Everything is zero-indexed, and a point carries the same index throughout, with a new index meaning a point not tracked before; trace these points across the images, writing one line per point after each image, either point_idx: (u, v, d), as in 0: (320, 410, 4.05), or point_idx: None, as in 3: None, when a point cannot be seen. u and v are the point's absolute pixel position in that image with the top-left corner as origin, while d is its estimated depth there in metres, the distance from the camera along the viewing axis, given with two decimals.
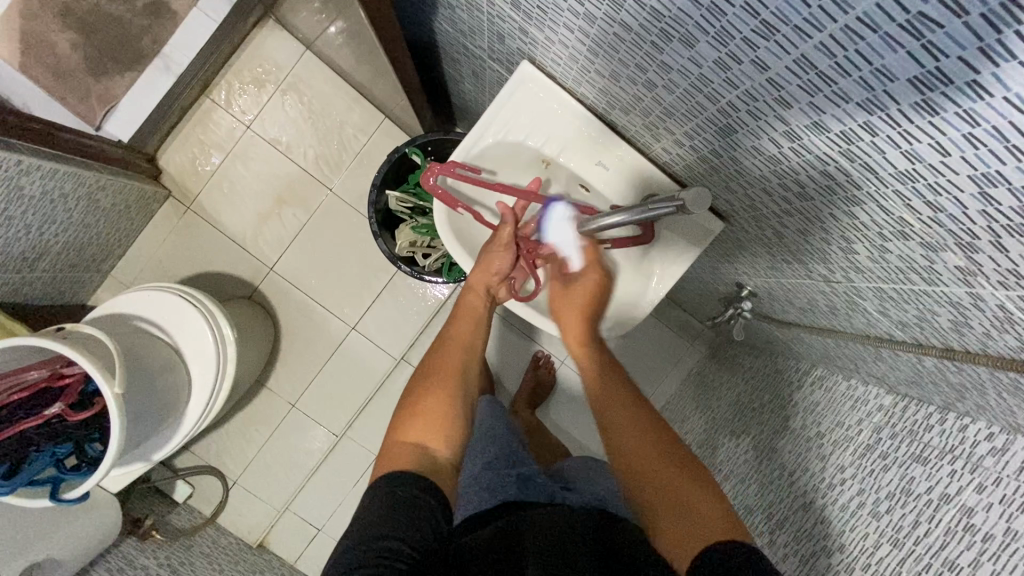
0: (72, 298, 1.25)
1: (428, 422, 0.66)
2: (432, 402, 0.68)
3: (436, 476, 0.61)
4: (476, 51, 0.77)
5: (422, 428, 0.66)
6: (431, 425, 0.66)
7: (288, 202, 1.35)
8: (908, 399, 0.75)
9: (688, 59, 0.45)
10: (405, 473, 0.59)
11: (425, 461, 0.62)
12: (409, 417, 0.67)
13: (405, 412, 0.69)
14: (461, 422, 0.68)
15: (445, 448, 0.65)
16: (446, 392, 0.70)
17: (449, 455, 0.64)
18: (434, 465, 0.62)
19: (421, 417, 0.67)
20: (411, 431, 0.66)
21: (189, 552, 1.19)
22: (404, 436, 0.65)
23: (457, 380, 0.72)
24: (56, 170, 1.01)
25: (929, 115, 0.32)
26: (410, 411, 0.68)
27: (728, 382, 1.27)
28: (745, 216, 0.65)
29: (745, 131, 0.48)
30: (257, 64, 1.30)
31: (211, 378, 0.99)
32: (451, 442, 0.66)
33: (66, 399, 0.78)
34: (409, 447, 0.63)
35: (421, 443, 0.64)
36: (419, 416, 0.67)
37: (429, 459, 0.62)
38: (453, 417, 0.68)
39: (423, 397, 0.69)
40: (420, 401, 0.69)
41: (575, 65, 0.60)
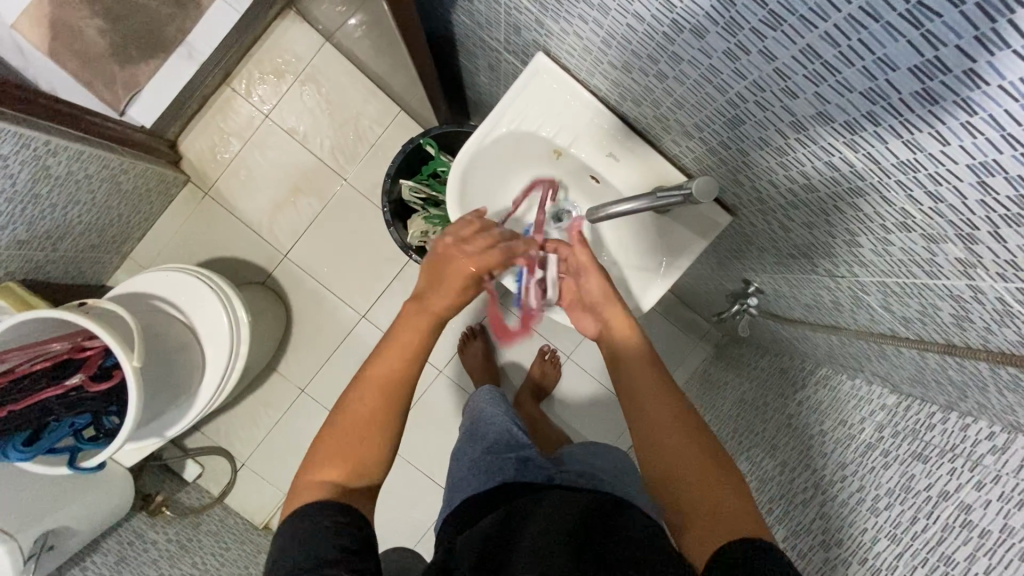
0: (91, 277, 1.29)
1: (346, 459, 0.60)
2: (352, 442, 0.60)
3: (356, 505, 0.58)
4: (492, 42, 0.79)
5: (341, 464, 0.59)
6: (349, 462, 0.60)
7: (303, 191, 1.37)
8: (911, 399, 0.76)
9: (698, 50, 0.46)
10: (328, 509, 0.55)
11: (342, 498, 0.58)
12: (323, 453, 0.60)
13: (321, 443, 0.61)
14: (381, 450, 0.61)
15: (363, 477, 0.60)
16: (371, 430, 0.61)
17: (368, 482, 0.60)
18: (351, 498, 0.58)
19: (338, 454, 0.60)
20: (329, 467, 0.59)
21: (197, 529, 1.23)
22: (320, 469, 0.59)
23: (385, 418, 0.62)
24: (83, 152, 1.04)
25: (929, 104, 0.33)
26: (327, 448, 0.60)
27: (734, 381, 1.28)
28: (752, 210, 0.66)
29: (753, 122, 0.49)
30: (277, 54, 1.33)
31: (224, 358, 1.02)
32: (372, 474, 0.61)
33: (87, 370, 0.81)
34: (324, 485, 0.58)
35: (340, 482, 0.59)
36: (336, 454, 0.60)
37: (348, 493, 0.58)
38: (375, 448, 0.61)
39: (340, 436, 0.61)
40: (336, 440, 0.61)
41: (588, 57, 0.61)
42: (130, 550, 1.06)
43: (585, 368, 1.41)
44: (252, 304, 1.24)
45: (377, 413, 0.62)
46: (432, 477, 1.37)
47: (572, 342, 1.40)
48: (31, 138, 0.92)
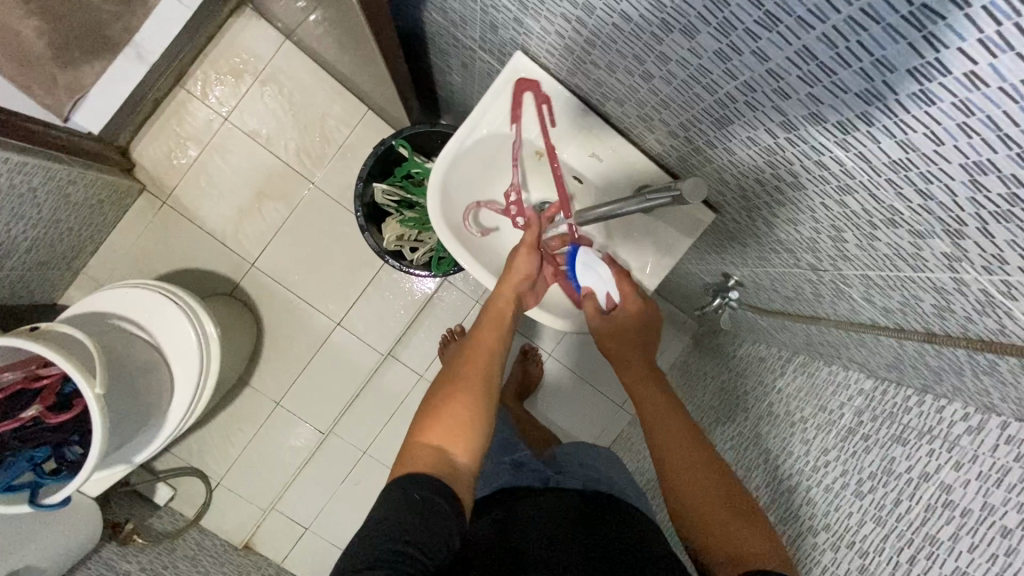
0: (41, 297, 1.20)
1: (451, 425, 0.60)
2: (456, 406, 0.62)
3: (454, 479, 0.56)
4: (466, 41, 0.77)
5: (446, 430, 0.60)
6: (450, 428, 0.60)
7: (268, 196, 1.32)
8: (887, 383, 0.78)
9: (688, 50, 0.45)
10: (418, 477, 0.54)
11: (444, 469, 0.57)
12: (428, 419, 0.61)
13: (423, 415, 0.62)
14: (485, 424, 0.62)
15: (464, 451, 0.59)
16: (472, 396, 0.63)
17: (468, 460, 0.59)
18: (451, 474, 0.57)
19: (440, 420, 0.61)
20: (432, 432, 0.60)
21: (173, 555, 1.18)
22: (424, 433, 0.60)
23: (484, 387, 0.65)
24: (24, 163, 0.97)
25: (925, 104, 0.33)
26: (432, 412, 0.62)
27: (713, 371, 1.30)
28: (736, 206, 0.66)
29: (741, 121, 0.49)
30: (233, 54, 1.27)
31: (193, 379, 0.96)
32: (475, 448, 0.60)
33: (44, 400, 0.75)
34: (427, 450, 0.58)
35: (440, 447, 0.58)
36: (443, 418, 0.61)
37: (451, 467, 0.57)
38: (475, 418, 0.61)
39: (444, 402, 0.63)
40: (441, 405, 0.62)
41: (569, 56, 0.60)
42: None
43: (567, 366, 1.41)
44: (220, 317, 1.18)
45: (478, 377, 0.66)
46: None
47: (553, 340, 1.40)
48: None
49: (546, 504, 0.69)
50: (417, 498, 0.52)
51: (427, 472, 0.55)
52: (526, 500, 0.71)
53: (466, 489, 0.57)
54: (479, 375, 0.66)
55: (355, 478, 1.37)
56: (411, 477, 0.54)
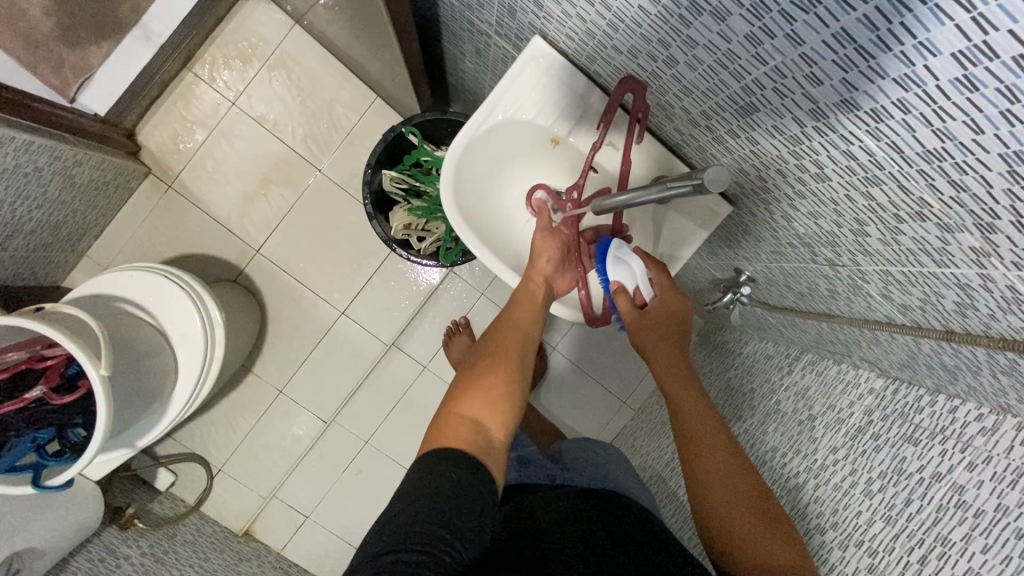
0: (45, 278, 1.20)
1: (488, 399, 0.60)
2: (490, 382, 0.62)
3: (490, 454, 0.56)
4: (482, 26, 0.75)
5: (484, 404, 0.59)
6: (485, 403, 0.59)
7: (274, 182, 1.31)
8: (898, 382, 0.77)
9: (717, 34, 0.44)
10: (451, 451, 0.53)
11: (481, 442, 0.56)
12: (464, 391, 0.61)
13: (459, 386, 0.62)
14: (518, 404, 0.62)
15: (501, 428, 0.59)
16: (507, 371, 0.63)
17: (503, 437, 0.59)
18: (484, 450, 0.56)
19: (475, 394, 0.60)
20: (469, 404, 0.59)
21: (173, 540, 1.18)
22: (458, 405, 0.59)
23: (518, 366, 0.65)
24: (31, 142, 0.96)
25: (968, 91, 0.32)
26: (469, 385, 0.61)
27: (719, 369, 1.29)
28: (755, 198, 0.65)
29: (768, 109, 0.48)
30: (242, 38, 1.25)
31: (198, 363, 0.96)
32: (509, 424, 0.60)
33: (48, 381, 0.74)
34: (462, 423, 0.57)
35: (477, 420, 0.58)
36: (479, 389, 0.60)
37: (486, 442, 0.56)
38: (511, 396, 0.61)
39: (480, 374, 0.62)
40: (478, 377, 0.62)
41: (590, 41, 0.59)
42: (102, 567, 1.00)
43: (571, 360, 1.40)
44: (225, 303, 1.17)
45: (514, 353, 0.66)
46: None
47: (558, 334, 1.39)
48: None
49: (551, 504, 0.68)
50: (451, 477, 0.51)
51: (463, 449, 0.54)
52: (532, 498, 0.70)
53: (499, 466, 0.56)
54: (512, 352, 0.66)
55: (356, 468, 1.36)
56: (445, 454, 0.53)
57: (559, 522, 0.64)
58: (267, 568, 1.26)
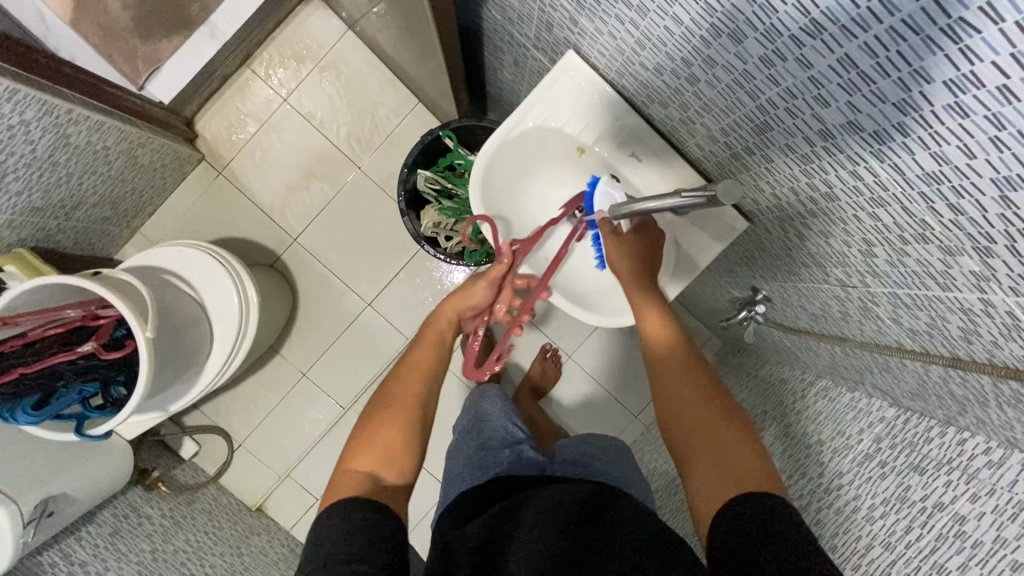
0: (100, 250, 1.29)
1: (380, 450, 0.68)
2: (385, 425, 0.70)
3: (388, 498, 0.64)
4: (520, 39, 0.80)
5: (376, 457, 0.67)
6: (381, 452, 0.68)
7: (316, 175, 1.38)
8: (909, 412, 0.76)
9: (734, 55, 0.47)
10: (357, 500, 0.61)
11: (374, 488, 0.64)
12: (360, 444, 0.69)
13: (356, 440, 0.70)
14: (414, 448, 0.70)
15: (395, 473, 0.67)
16: (402, 417, 0.71)
17: (400, 480, 0.67)
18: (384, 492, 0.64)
19: (373, 446, 0.68)
20: (365, 459, 0.67)
21: (191, 507, 1.26)
22: (356, 461, 0.67)
23: (413, 403, 0.73)
24: (103, 123, 1.05)
25: (960, 117, 0.34)
26: (363, 438, 0.69)
27: (733, 390, 1.29)
28: (770, 216, 0.67)
29: (780, 129, 0.50)
30: (298, 40, 1.34)
31: (231, 337, 1.02)
32: (404, 468, 0.68)
33: (99, 338, 0.80)
34: (360, 477, 0.65)
35: (372, 472, 0.66)
36: (374, 444, 0.68)
37: (379, 486, 0.65)
38: (405, 444, 0.69)
39: (377, 426, 0.70)
40: (374, 429, 0.70)
41: (619, 57, 0.63)
42: (126, 522, 1.09)
43: (586, 369, 1.42)
44: (262, 285, 1.25)
45: (409, 398, 0.74)
46: (431, 472, 1.38)
47: (574, 342, 1.42)
48: (54, 105, 0.94)
49: (530, 505, 0.69)
50: (353, 519, 0.58)
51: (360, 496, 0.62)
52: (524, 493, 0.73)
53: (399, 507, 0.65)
54: (410, 396, 0.74)
55: None
56: (350, 500, 0.61)
57: (532, 514, 0.67)
58: (275, 544, 1.32)
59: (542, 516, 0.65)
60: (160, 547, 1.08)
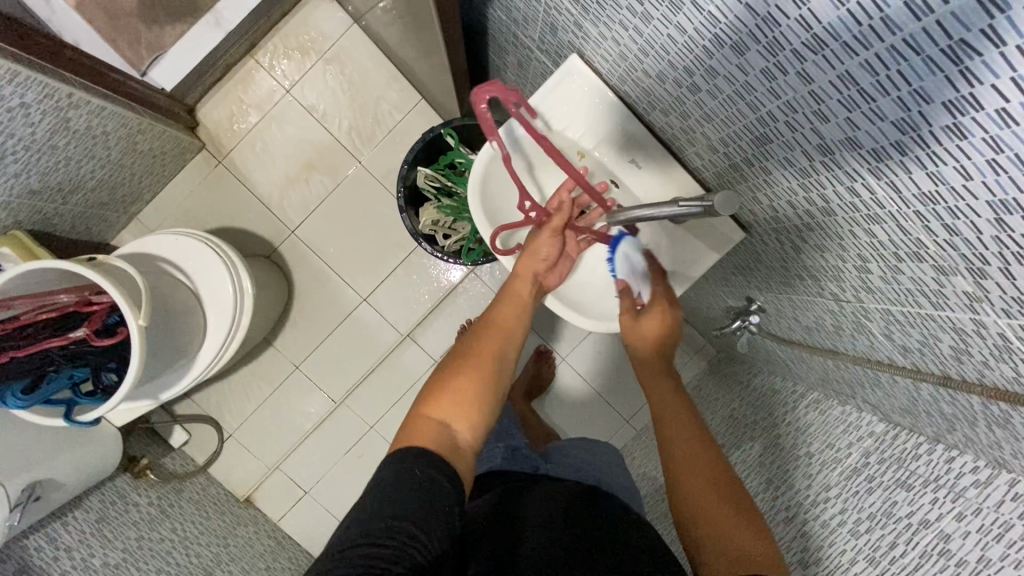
0: (97, 235, 1.29)
1: (459, 403, 0.63)
2: (464, 379, 0.65)
3: (457, 458, 0.59)
4: (525, 40, 0.79)
5: (452, 407, 0.63)
6: (458, 407, 0.63)
7: (316, 168, 1.37)
8: (899, 428, 0.77)
9: (736, 66, 0.47)
10: (419, 450, 0.57)
11: (447, 443, 0.60)
12: (438, 391, 0.64)
13: (432, 387, 0.65)
14: (490, 412, 0.65)
15: (468, 434, 0.62)
16: (477, 373, 0.66)
17: (471, 443, 0.62)
18: (455, 451, 0.60)
19: (449, 398, 0.64)
20: (440, 407, 0.63)
21: (179, 496, 1.26)
22: (432, 407, 0.63)
23: (492, 362, 0.68)
24: (104, 108, 1.05)
25: (958, 139, 0.34)
26: (439, 386, 0.65)
27: (724, 399, 1.29)
28: (767, 227, 0.67)
29: (780, 142, 0.50)
30: (303, 31, 1.34)
31: (225, 326, 1.02)
32: (476, 429, 0.63)
33: (92, 324, 0.80)
34: (434, 425, 0.61)
35: (446, 424, 0.62)
36: (450, 393, 0.64)
37: (452, 443, 0.60)
38: (481, 404, 0.64)
39: (454, 375, 0.66)
40: (451, 380, 0.65)
41: (622, 63, 0.63)
42: (112, 510, 1.09)
43: (579, 372, 1.42)
44: (258, 276, 1.25)
45: (489, 352, 0.69)
46: None
47: (569, 345, 1.42)
48: (55, 88, 0.94)
49: (529, 500, 0.68)
50: (416, 473, 0.54)
51: (429, 447, 0.58)
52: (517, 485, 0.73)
53: (466, 469, 0.60)
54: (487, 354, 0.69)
55: (359, 451, 1.41)
56: (416, 449, 0.57)
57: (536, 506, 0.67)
58: (262, 536, 1.32)
59: (546, 515, 0.65)
60: (146, 536, 1.08)
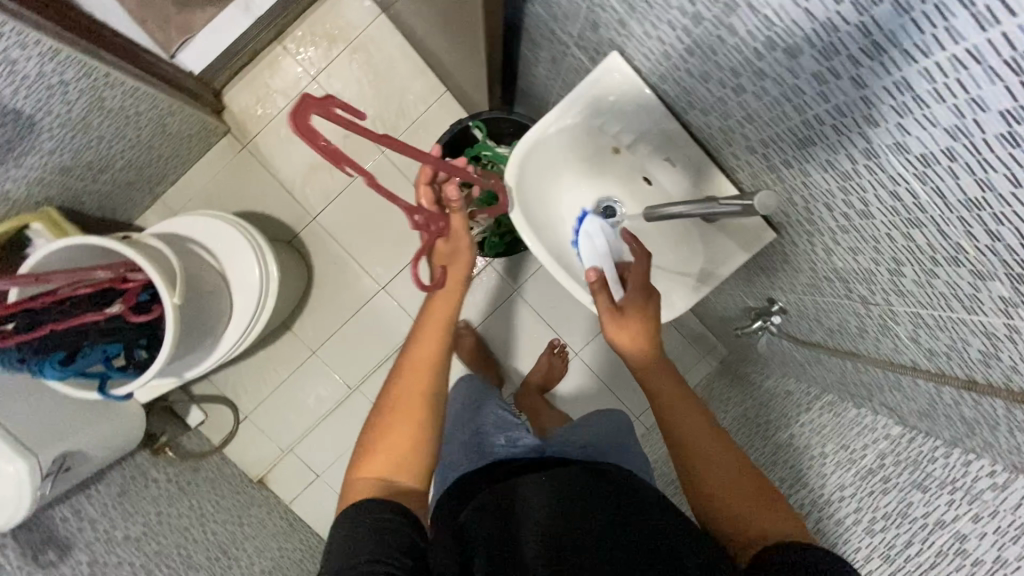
0: (121, 214, 1.30)
1: (394, 451, 0.69)
2: (399, 427, 0.70)
3: (405, 500, 0.66)
4: (561, 36, 0.80)
5: (390, 459, 0.68)
6: (394, 455, 0.68)
7: (339, 156, 1.38)
8: (915, 431, 0.78)
9: (787, 69, 0.48)
10: (370, 502, 0.62)
11: (393, 491, 0.66)
12: (375, 442, 0.70)
13: (373, 436, 0.71)
14: (430, 446, 0.70)
15: (410, 474, 0.68)
16: (413, 416, 0.71)
17: (417, 482, 0.68)
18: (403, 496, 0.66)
19: (385, 447, 0.69)
20: (380, 458, 0.68)
21: (196, 474, 1.28)
22: (373, 462, 0.68)
23: (424, 400, 0.72)
24: (138, 89, 1.06)
25: (1011, 147, 0.35)
26: (378, 436, 0.70)
27: (735, 401, 1.29)
28: (797, 229, 0.68)
29: (824, 144, 0.51)
30: (331, 19, 1.35)
31: (251, 309, 1.04)
32: (418, 470, 0.69)
33: (128, 300, 0.82)
34: (377, 479, 0.67)
35: (388, 475, 0.67)
36: (387, 443, 0.69)
37: (396, 489, 0.66)
38: (419, 444, 0.69)
39: (392, 419, 0.71)
40: (390, 425, 0.70)
41: (665, 62, 0.64)
42: (133, 485, 1.11)
43: (591, 367, 1.44)
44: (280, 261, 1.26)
45: (419, 391, 0.73)
46: None
47: (582, 340, 1.43)
48: (91, 67, 0.95)
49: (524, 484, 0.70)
50: (370, 521, 0.60)
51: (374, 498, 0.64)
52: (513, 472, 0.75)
53: (419, 505, 0.67)
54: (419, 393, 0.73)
55: None
56: (365, 503, 0.62)
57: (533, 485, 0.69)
58: (275, 516, 1.34)
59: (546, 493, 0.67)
60: (165, 511, 1.10)
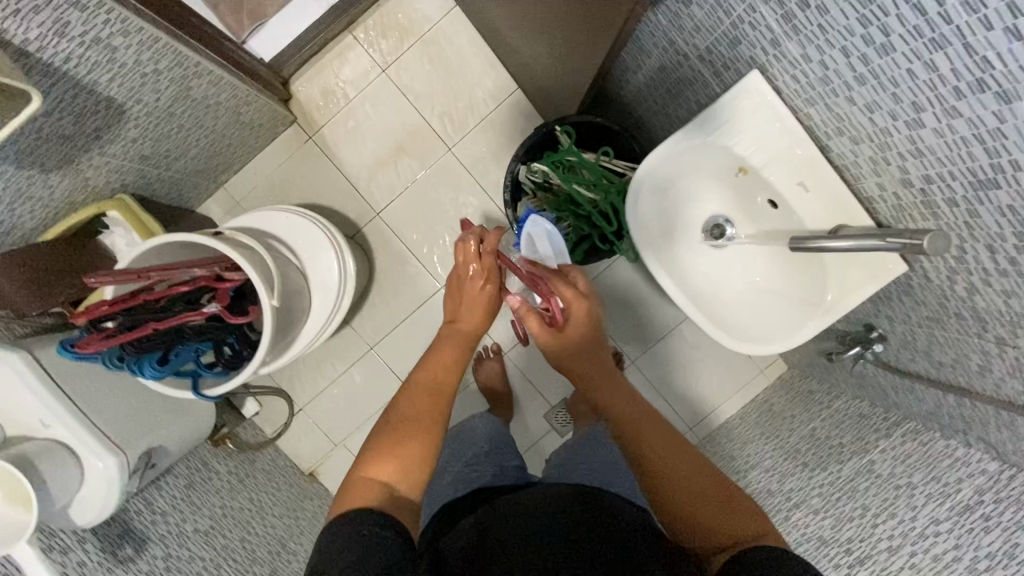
0: (186, 202, 1.28)
1: (399, 458, 0.66)
2: (403, 438, 0.67)
3: (400, 511, 0.63)
4: (684, 49, 0.78)
5: (393, 465, 0.65)
6: (400, 461, 0.66)
7: (406, 151, 1.36)
8: (1017, 469, 0.76)
9: (991, 112, 0.46)
10: (363, 513, 0.59)
11: (390, 499, 0.63)
12: (378, 448, 0.67)
13: (371, 446, 0.67)
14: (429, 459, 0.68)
15: (410, 483, 0.65)
16: (420, 430, 0.69)
17: (414, 493, 0.65)
18: (398, 507, 0.63)
19: (395, 454, 0.66)
20: (383, 464, 0.65)
21: (253, 466, 1.28)
22: (373, 466, 0.65)
23: (433, 414, 0.71)
24: (221, 78, 1.04)
25: None
26: (386, 442, 0.67)
27: (803, 419, 1.23)
28: (935, 264, 0.66)
29: (1010, 190, 0.49)
30: (405, 11, 1.32)
31: (329, 308, 1.02)
32: (418, 478, 0.66)
33: (222, 301, 0.80)
34: (378, 484, 0.64)
35: (388, 482, 0.64)
36: (391, 450, 0.66)
37: (396, 497, 0.63)
38: (424, 455, 0.67)
39: (395, 430, 0.68)
40: (393, 435, 0.68)
41: (821, 86, 0.62)
42: (198, 475, 1.11)
43: (647, 376, 1.43)
44: None
45: (427, 406, 0.72)
46: None
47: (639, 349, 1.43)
48: (185, 56, 0.93)
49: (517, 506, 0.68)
50: (364, 533, 0.57)
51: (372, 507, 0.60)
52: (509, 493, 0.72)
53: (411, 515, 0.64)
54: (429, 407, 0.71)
55: None
56: (361, 513, 0.59)
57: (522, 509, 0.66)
58: (327, 510, 1.35)
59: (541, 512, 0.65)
60: (228, 504, 1.10)
